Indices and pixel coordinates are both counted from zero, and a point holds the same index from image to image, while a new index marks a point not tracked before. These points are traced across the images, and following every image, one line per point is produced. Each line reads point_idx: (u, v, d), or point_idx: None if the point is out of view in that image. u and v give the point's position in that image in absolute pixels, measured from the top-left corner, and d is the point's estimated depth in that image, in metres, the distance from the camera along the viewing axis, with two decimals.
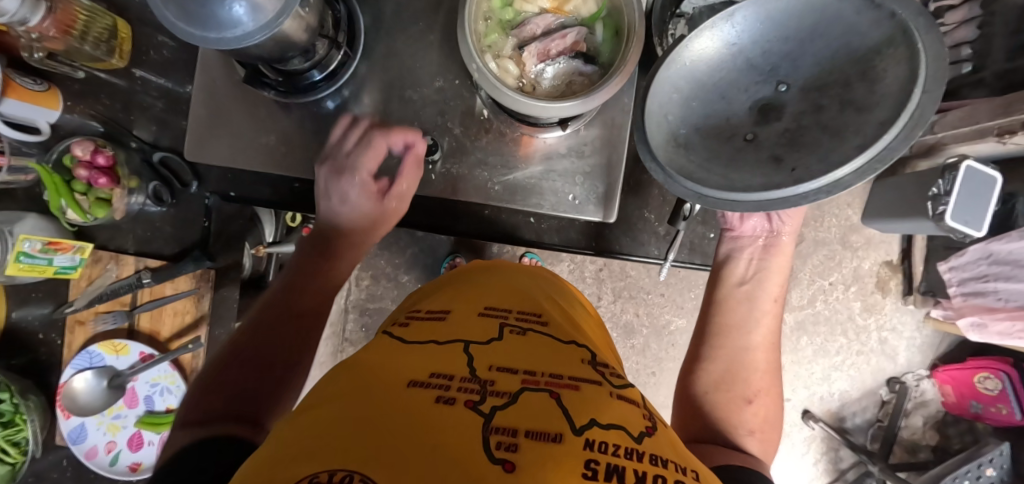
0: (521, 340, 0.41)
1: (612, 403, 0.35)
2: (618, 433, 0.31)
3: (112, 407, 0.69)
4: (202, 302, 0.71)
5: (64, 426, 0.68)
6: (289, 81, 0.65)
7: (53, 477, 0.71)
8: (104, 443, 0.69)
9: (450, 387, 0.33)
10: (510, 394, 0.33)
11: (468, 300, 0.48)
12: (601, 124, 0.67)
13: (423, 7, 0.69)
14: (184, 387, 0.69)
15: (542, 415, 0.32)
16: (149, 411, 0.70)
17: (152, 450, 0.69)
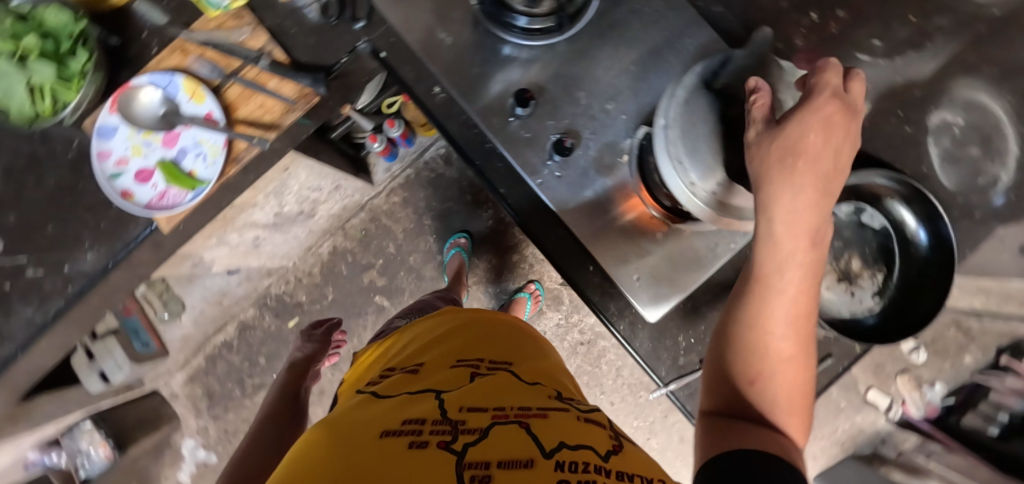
0: (483, 382, 0.54)
1: (569, 428, 0.46)
2: (577, 451, 0.43)
3: (150, 133, 0.69)
4: (289, 117, 0.71)
5: (102, 117, 0.68)
6: (497, 9, 0.66)
7: (55, 148, 0.71)
8: (120, 155, 0.68)
9: (424, 435, 0.44)
10: (480, 429, 0.45)
11: (448, 353, 0.64)
12: (704, 241, 0.68)
13: (645, 38, 0.70)
14: (218, 167, 0.68)
15: (511, 442, 0.43)
16: (174, 161, 0.69)
17: (150, 193, 0.68)
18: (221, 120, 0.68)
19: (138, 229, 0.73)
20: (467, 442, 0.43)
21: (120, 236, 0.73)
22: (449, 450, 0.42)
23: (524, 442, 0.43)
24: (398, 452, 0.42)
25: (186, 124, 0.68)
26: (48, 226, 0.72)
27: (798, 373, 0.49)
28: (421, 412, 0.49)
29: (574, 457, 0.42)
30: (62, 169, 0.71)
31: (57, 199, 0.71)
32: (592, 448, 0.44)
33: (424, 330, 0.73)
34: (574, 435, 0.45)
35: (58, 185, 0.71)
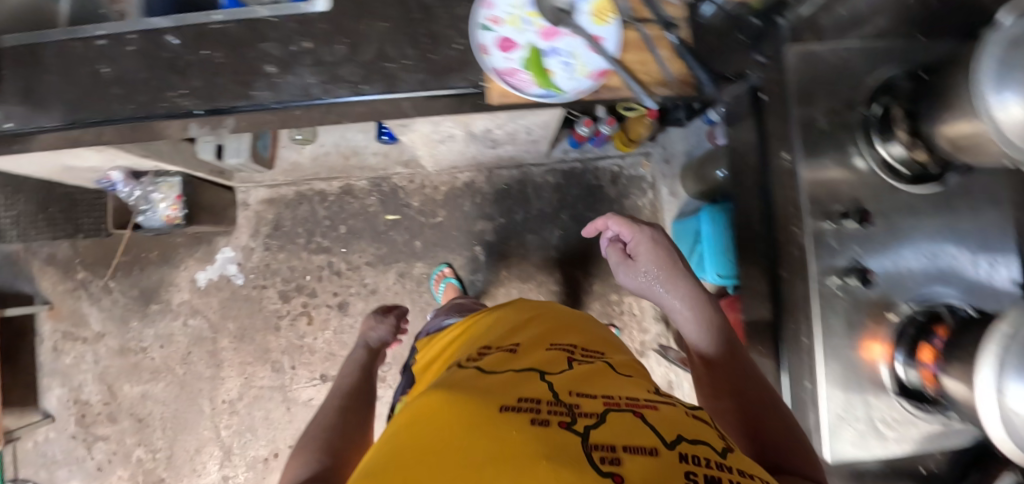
0: (581, 369, 0.51)
1: (686, 422, 0.42)
2: (695, 444, 0.39)
3: (534, 16, 0.69)
4: (656, 89, 0.70)
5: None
6: (881, 127, 0.70)
7: None
8: (501, 15, 0.68)
9: (543, 413, 0.40)
10: (597, 413, 0.41)
11: (540, 340, 0.60)
12: (910, 424, 0.71)
13: (972, 233, 0.71)
14: (577, 86, 0.67)
15: (632, 428, 0.39)
16: (538, 51, 0.68)
17: (504, 62, 0.67)
18: (608, 47, 0.68)
19: (456, 86, 0.67)
20: (588, 424, 0.39)
21: (438, 79, 0.67)
22: (573, 430, 0.38)
23: (644, 430, 0.39)
24: (518, 424, 0.38)
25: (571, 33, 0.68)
26: (379, 21, 0.69)
27: (763, 398, 0.60)
28: (529, 390, 0.45)
29: (693, 452, 0.38)
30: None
31: (404, 4, 0.69)
32: (710, 445, 0.40)
33: (483, 324, 0.69)
34: (678, 424, 0.42)
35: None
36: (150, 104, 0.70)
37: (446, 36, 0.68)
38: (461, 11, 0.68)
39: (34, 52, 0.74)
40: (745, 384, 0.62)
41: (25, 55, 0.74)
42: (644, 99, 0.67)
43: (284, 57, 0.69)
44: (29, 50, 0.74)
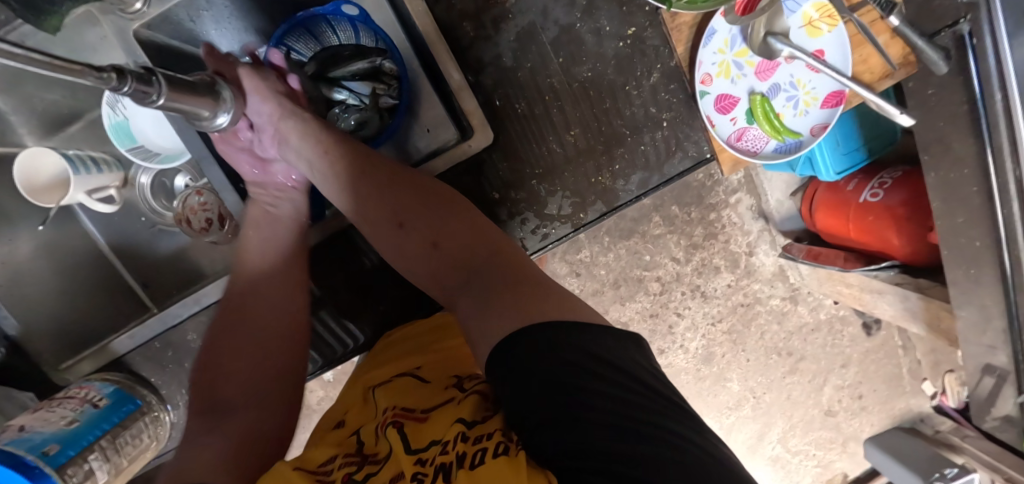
0: (394, 393, 0.45)
1: (449, 415, 0.38)
2: (451, 430, 0.35)
3: (745, 54, 0.57)
4: (880, 83, 0.59)
5: (710, 22, 0.55)
6: None
7: (601, 36, 0.55)
8: (711, 72, 0.56)
9: (332, 473, 0.36)
10: (379, 459, 0.37)
11: (356, 389, 0.52)
12: None
13: None
14: (817, 118, 0.59)
15: (392, 456, 0.35)
16: (764, 96, 0.58)
17: (730, 127, 0.58)
18: (837, 63, 0.56)
19: (680, 167, 0.60)
20: (366, 475, 0.35)
21: (660, 170, 0.59)
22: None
23: (397, 442, 0.35)
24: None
25: (794, 59, 0.57)
26: (566, 131, 0.57)
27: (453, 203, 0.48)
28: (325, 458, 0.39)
29: (441, 446, 0.34)
30: (604, 60, 0.56)
31: (581, 100, 0.56)
32: (464, 421, 0.36)
33: (365, 362, 0.57)
34: (447, 418, 0.37)
35: (593, 77, 0.56)
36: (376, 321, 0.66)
37: (649, 115, 0.58)
38: (652, 78, 0.57)
39: (173, 340, 0.59)
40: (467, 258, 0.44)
41: (162, 351, 0.59)
42: (907, 124, 0.55)
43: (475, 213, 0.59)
44: (162, 344, 0.59)
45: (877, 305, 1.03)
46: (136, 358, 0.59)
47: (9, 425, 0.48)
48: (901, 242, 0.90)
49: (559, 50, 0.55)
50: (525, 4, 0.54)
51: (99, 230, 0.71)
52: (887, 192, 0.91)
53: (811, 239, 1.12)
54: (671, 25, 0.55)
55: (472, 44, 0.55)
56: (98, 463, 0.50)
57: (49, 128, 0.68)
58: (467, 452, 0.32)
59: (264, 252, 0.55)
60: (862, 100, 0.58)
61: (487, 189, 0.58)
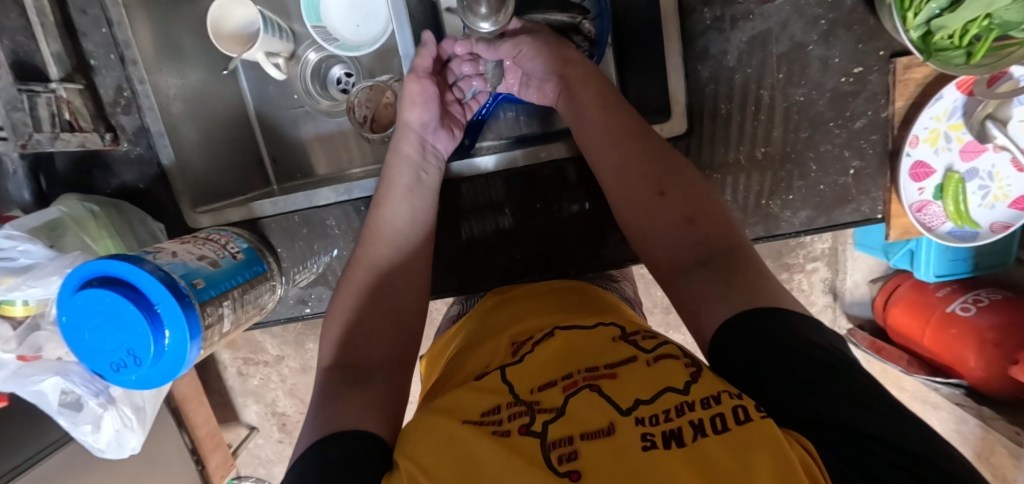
0: (553, 341, 0.42)
1: (648, 378, 0.35)
2: (664, 399, 0.33)
3: (958, 130, 0.56)
4: None
5: (940, 89, 0.54)
6: None
7: (828, 65, 0.54)
8: (921, 137, 0.55)
9: (503, 424, 0.34)
10: (556, 407, 0.34)
11: (494, 335, 0.49)
12: None
13: None
14: (1000, 214, 0.58)
15: (590, 413, 0.33)
16: (960, 177, 0.57)
17: (916, 196, 0.57)
18: None
19: (848, 218, 0.58)
20: (545, 422, 0.33)
21: (827, 214, 0.58)
22: (531, 434, 0.32)
23: (594, 404, 0.34)
24: (483, 441, 0.32)
25: (1004, 150, 0.56)
26: (755, 145, 0.56)
27: (671, 162, 0.48)
28: (490, 396, 0.38)
29: (659, 409, 0.32)
30: (821, 89, 0.55)
31: (781, 121, 0.56)
32: (675, 387, 0.34)
33: (483, 312, 0.55)
34: (646, 380, 0.35)
35: (803, 102, 0.55)
36: (487, 265, 0.66)
37: (841, 158, 0.57)
38: (858, 123, 0.56)
39: (312, 220, 0.61)
40: (709, 240, 0.43)
41: (298, 226, 0.61)
42: None
43: None
44: (301, 219, 0.61)
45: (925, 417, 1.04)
46: (271, 224, 0.61)
47: (161, 249, 0.50)
48: (975, 365, 0.87)
49: (783, 65, 0.54)
50: (769, 10, 0.53)
51: (252, 94, 0.71)
52: (979, 311, 0.88)
53: (873, 331, 1.11)
54: (900, 78, 0.54)
55: (704, 31, 0.54)
56: (228, 311, 0.52)
57: None
58: (703, 418, 0.31)
59: (407, 200, 0.53)
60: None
61: None
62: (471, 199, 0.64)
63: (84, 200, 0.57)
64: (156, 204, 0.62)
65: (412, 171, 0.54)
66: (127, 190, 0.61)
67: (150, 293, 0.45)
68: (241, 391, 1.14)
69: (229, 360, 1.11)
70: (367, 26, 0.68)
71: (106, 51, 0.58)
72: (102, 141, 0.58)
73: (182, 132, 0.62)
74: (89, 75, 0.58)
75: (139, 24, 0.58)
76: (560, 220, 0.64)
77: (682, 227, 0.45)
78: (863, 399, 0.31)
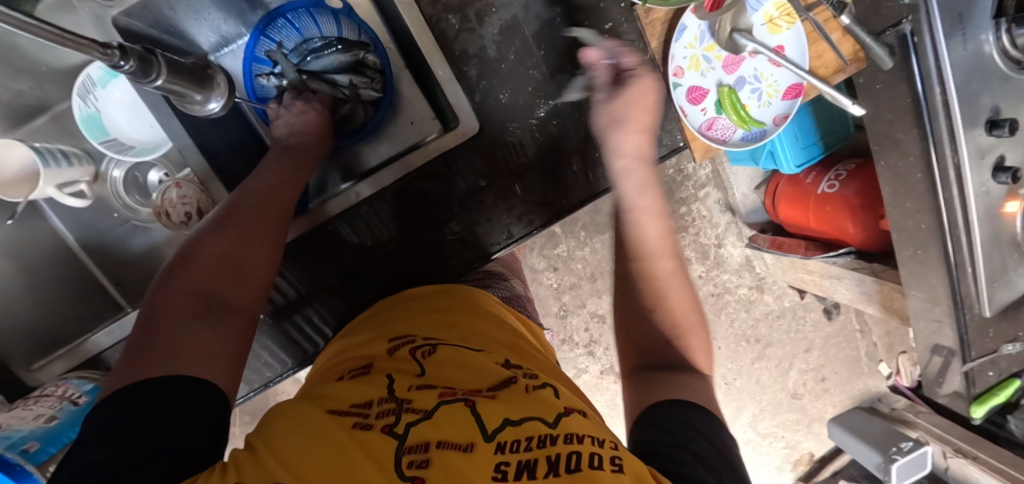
0: (446, 353, 0.41)
1: (525, 405, 0.34)
2: (528, 426, 0.31)
3: (712, 49, 0.61)
4: (833, 78, 0.66)
5: (681, 19, 0.59)
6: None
7: (580, 29, 0.58)
8: (681, 65, 0.60)
9: (370, 419, 0.33)
10: (426, 409, 0.33)
11: (380, 337, 0.47)
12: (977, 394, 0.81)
13: None
14: (779, 109, 0.63)
15: (454, 424, 0.31)
16: (732, 89, 0.62)
17: (700, 116, 0.62)
18: (795, 57, 0.61)
19: (655, 154, 0.64)
20: (409, 423, 0.32)
21: None
22: (389, 435, 0.31)
23: (461, 420, 0.31)
24: (339, 435, 0.31)
25: (756, 54, 0.61)
26: (549, 119, 0.59)
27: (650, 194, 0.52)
28: (367, 394, 0.36)
29: (523, 434, 0.30)
30: (583, 53, 0.58)
31: (561, 89, 0.59)
32: (544, 418, 0.32)
33: (362, 321, 0.54)
34: (522, 405, 0.33)
35: (573, 69, 0.59)
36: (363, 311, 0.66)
37: None
38: (629, 71, 0.60)
39: None
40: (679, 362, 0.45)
41: None
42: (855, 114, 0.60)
43: (466, 198, 0.62)
44: None
45: (836, 291, 1.09)
46: (116, 355, 0.59)
47: None
48: (855, 231, 0.96)
49: (541, 43, 0.58)
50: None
51: (70, 229, 0.69)
52: (843, 183, 0.95)
53: (774, 231, 1.18)
54: (645, 21, 0.58)
55: (457, 35, 0.56)
56: None
57: (13, 123, 0.65)
58: (560, 453, 0.29)
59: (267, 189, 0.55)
60: (818, 91, 0.63)
61: (475, 176, 0.61)
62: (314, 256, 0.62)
63: None
64: None
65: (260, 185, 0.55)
66: None
67: None
68: None
69: None
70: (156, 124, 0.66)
71: None
72: None
73: None
74: None
75: None
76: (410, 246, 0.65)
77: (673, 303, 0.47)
78: None
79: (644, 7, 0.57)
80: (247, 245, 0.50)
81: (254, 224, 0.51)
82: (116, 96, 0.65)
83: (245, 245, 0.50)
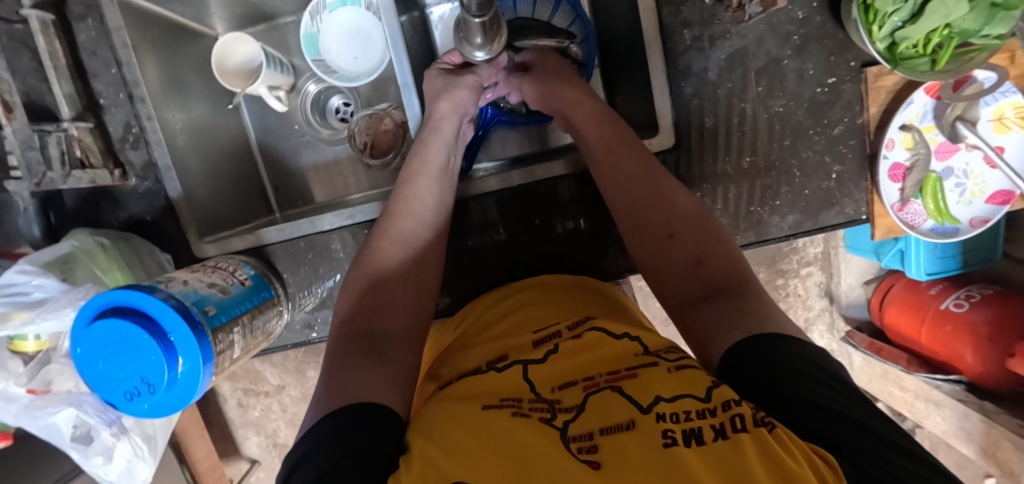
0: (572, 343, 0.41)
1: (673, 379, 0.34)
2: (683, 400, 0.32)
3: (929, 132, 0.59)
4: None
5: (910, 93, 0.57)
6: None
7: (804, 77, 0.57)
8: (895, 140, 0.58)
9: (522, 412, 0.34)
10: (576, 407, 0.34)
11: (507, 331, 0.46)
12: None
13: None
14: (978, 210, 0.60)
15: (609, 412, 0.32)
16: (937, 177, 0.60)
17: (898, 195, 0.59)
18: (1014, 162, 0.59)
19: (833, 220, 0.61)
20: (566, 419, 0.33)
21: (815, 217, 0.60)
22: (549, 427, 0.32)
23: (615, 403, 0.33)
24: (500, 425, 0.32)
25: (975, 147, 0.59)
26: (741, 155, 0.59)
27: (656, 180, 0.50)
28: (505, 391, 0.37)
29: (680, 408, 0.31)
30: (799, 99, 0.58)
31: (763, 129, 0.59)
32: (696, 393, 0.32)
33: (482, 307, 0.54)
34: (669, 381, 0.34)
35: (783, 113, 0.58)
36: (487, 283, 0.67)
37: (823, 164, 0.59)
38: (837, 130, 0.59)
39: (317, 245, 0.63)
40: (718, 277, 0.44)
41: (304, 251, 0.63)
42: None
43: None
44: (306, 245, 0.63)
45: (928, 417, 0.99)
46: (277, 251, 0.63)
47: (172, 278, 0.51)
48: (973, 360, 0.88)
49: (761, 78, 0.57)
50: (744, 30, 0.56)
51: (254, 124, 0.74)
52: (972, 307, 0.90)
53: (871, 333, 1.12)
54: (872, 85, 0.57)
55: (685, 50, 0.57)
56: (238, 337, 0.53)
57: (244, 19, 0.71)
58: (717, 423, 0.30)
59: (428, 192, 0.51)
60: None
61: None
62: (463, 224, 0.66)
63: (95, 234, 0.58)
64: (163, 235, 0.63)
65: (436, 162, 0.52)
66: (135, 222, 0.63)
67: (165, 321, 0.46)
68: (242, 423, 1.11)
69: (229, 392, 1.08)
70: (364, 57, 0.70)
71: (115, 90, 0.60)
72: (111, 177, 0.60)
73: (189, 165, 0.64)
74: (99, 114, 0.60)
75: (147, 63, 0.60)
76: (554, 235, 0.66)
77: (691, 251, 0.47)
78: (878, 434, 0.31)
79: (880, 71, 0.56)
80: (400, 262, 0.48)
81: (403, 236, 0.50)
82: (340, 22, 0.70)
83: (398, 260, 0.48)
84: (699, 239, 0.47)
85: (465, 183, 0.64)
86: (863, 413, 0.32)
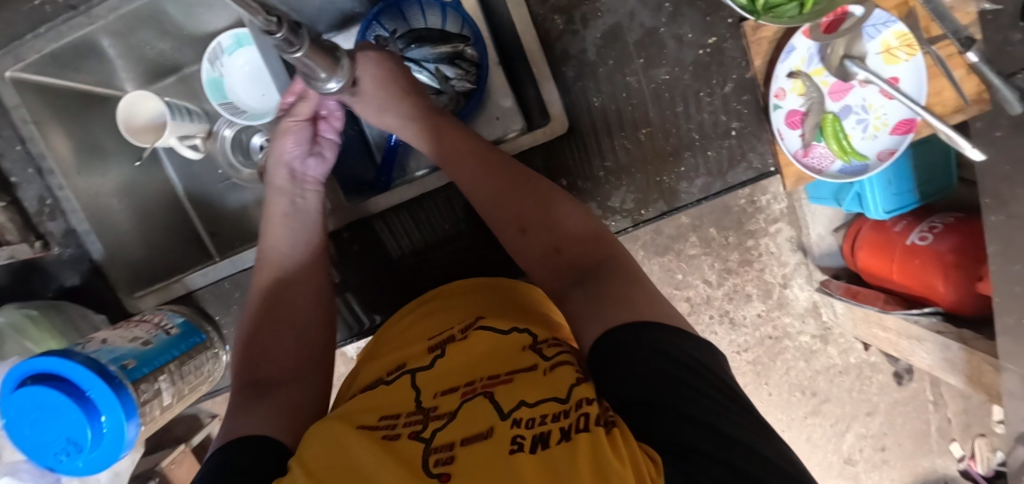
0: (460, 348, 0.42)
1: (540, 383, 0.35)
2: (545, 404, 0.33)
3: (819, 75, 0.59)
4: (950, 117, 0.61)
5: (790, 40, 0.58)
6: None
7: (683, 42, 0.58)
8: (785, 88, 0.58)
9: (397, 429, 0.34)
10: (449, 413, 0.34)
11: (409, 339, 0.47)
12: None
13: None
14: (885, 142, 0.60)
15: (474, 420, 0.33)
16: (835, 117, 0.60)
17: (798, 142, 0.60)
18: (911, 90, 0.58)
19: (743, 177, 0.60)
20: (434, 428, 0.33)
21: (723, 177, 0.60)
22: (417, 440, 0.33)
23: (481, 411, 0.33)
24: (370, 444, 0.33)
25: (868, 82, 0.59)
26: (636, 128, 0.59)
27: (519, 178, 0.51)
28: (390, 406, 0.38)
29: (538, 413, 0.32)
30: (682, 64, 0.58)
31: (652, 100, 0.59)
32: (557, 396, 0.33)
33: (397, 318, 0.54)
34: (537, 385, 0.34)
35: (669, 80, 0.58)
36: (420, 294, 0.68)
37: (720, 123, 0.59)
38: (726, 88, 0.59)
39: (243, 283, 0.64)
40: (581, 258, 0.47)
41: (231, 291, 0.64)
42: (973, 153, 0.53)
43: None
44: (232, 285, 0.64)
45: (914, 353, 0.87)
46: (205, 295, 0.65)
47: (92, 339, 0.53)
48: (946, 289, 0.77)
49: (640, 50, 0.58)
50: (614, 7, 0.57)
51: (178, 176, 0.73)
52: (937, 238, 0.78)
53: None
54: (751, 39, 0.58)
55: (560, 36, 0.58)
56: (166, 385, 0.54)
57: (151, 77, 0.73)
58: (570, 426, 0.30)
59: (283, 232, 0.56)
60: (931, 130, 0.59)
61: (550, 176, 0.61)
62: (384, 239, 0.67)
63: (24, 305, 0.60)
64: (102, 296, 0.67)
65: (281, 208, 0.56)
66: (66, 290, 0.67)
67: (79, 381, 0.47)
68: None
69: None
70: (269, 94, 0.72)
71: (24, 166, 0.64)
72: (32, 249, 0.64)
73: (110, 225, 0.67)
74: (13, 192, 0.64)
75: (52, 136, 0.64)
76: (475, 237, 0.66)
77: (558, 241, 0.48)
78: (728, 435, 0.30)
79: (754, 24, 0.56)
80: (273, 309, 0.53)
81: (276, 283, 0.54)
82: (240, 64, 0.71)
83: (273, 307, 0.53)
84: (561, 226, 0.48)
85: (375, 199, 0.65)
86: (723, 417, 0.31)
